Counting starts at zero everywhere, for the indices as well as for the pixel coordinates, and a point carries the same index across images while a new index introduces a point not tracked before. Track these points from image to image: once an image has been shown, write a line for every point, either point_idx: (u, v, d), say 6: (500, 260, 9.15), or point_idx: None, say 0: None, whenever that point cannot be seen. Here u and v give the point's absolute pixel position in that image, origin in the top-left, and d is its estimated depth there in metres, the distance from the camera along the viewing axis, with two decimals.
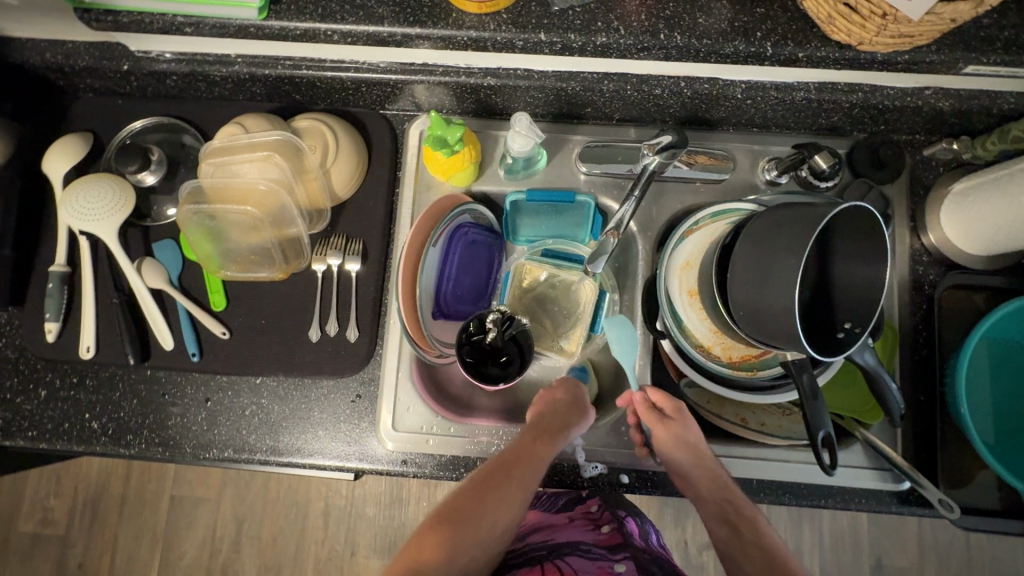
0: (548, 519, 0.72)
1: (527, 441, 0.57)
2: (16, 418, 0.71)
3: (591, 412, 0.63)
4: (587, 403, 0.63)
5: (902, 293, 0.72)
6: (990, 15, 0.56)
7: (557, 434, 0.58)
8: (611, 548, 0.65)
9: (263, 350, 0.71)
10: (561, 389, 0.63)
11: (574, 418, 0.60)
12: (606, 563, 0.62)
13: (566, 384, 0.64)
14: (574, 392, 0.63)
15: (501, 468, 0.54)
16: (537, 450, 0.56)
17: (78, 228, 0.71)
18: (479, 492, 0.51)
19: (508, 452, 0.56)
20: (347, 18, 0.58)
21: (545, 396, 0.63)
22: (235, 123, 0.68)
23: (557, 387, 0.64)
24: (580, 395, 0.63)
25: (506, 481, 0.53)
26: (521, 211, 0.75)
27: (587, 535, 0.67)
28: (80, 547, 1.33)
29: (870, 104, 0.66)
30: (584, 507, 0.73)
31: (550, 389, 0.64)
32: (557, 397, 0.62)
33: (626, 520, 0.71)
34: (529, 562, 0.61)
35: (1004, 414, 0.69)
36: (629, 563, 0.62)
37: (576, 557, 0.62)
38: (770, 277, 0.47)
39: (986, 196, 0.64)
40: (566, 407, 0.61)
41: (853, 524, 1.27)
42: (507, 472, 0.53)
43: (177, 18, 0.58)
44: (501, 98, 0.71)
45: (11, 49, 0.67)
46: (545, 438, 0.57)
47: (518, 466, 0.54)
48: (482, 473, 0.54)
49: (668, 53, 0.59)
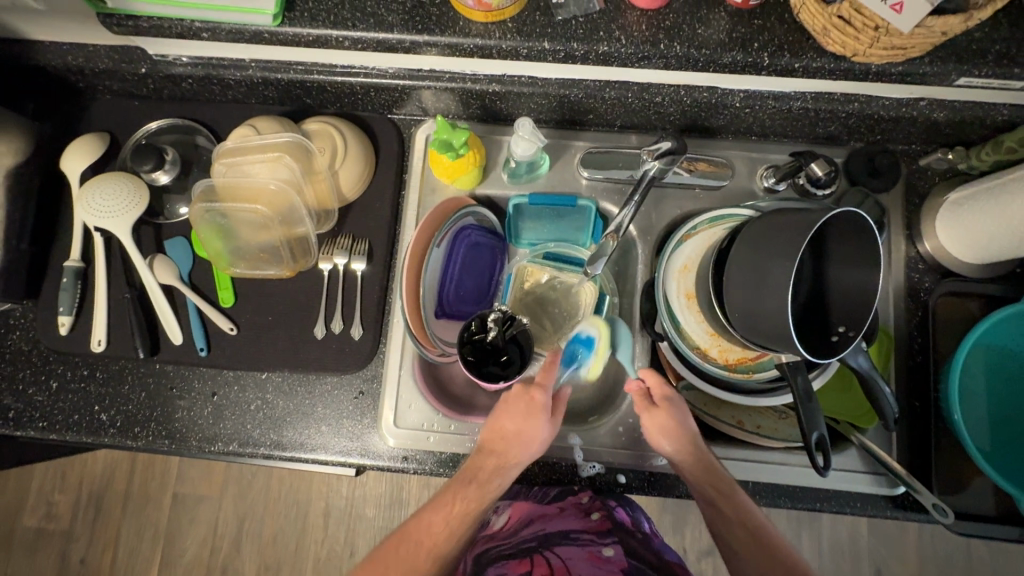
0: (537, 509, 0.68)
1: (468, 483, 0.58)
2: (28, 409, 0.73)
3: (549, 427, 0.59)
4: (541, 422, 0.59)
5: (898, 300, 0.73)
6: (982, 29, 0.58)
7: (501, 470, 0.58)
8: (600, 534, 0.65)
9: (270, 346, 0.73)
10: (514, 405, 0.60)
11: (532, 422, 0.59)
12: (595, 549, 0.63)
13: (520, 398, 0.60)
14: (526, 410, 0.59)
15: (433, 522, 0.56)
16: (475, 495, 0.57)
17: (94, 225, 0.73)
18: (407, 552, 0.55)
19: (446, 496, 0.57)
20: (359, 25, 0.60)
21: (499, 412, 0.60)
22: (249, 125, 0.71)
23: (512, 399, 0.61)
24: (533, 413, 0.59)
25: (436, 536, 0.55)
26: (524, 214, 0.77)
27: (578, 522, 0.66)
28: (83, 543, 1.34)
29: (866, 114, 0.67)
30: (574, 496, 0.69)
31: (506, 400, 0.61)
32: (508, 418, 0.59)
33: (617, 510, 0.68)
34: (520, 555, 0.63)
35: (1000, 420, 0.70)
36: (617, 548, 0.64)
37: (565, 547, 0.63)
38: (766, 279, 0.49)
39: (980, 205, 0.65)
40: (515, 434, 0.59)
41: (852, 533, 1.27)
42: (436, 527, 0.56)
43: (194, 23, 0.61)
44: (506, 104, 0.73)
45: (34, 52, 0.70)
46: (485, 480, 0.57)
47: (450, 519, 0.56)
48: (417, 522, 0.57)
49: (668, 62, 0.61)
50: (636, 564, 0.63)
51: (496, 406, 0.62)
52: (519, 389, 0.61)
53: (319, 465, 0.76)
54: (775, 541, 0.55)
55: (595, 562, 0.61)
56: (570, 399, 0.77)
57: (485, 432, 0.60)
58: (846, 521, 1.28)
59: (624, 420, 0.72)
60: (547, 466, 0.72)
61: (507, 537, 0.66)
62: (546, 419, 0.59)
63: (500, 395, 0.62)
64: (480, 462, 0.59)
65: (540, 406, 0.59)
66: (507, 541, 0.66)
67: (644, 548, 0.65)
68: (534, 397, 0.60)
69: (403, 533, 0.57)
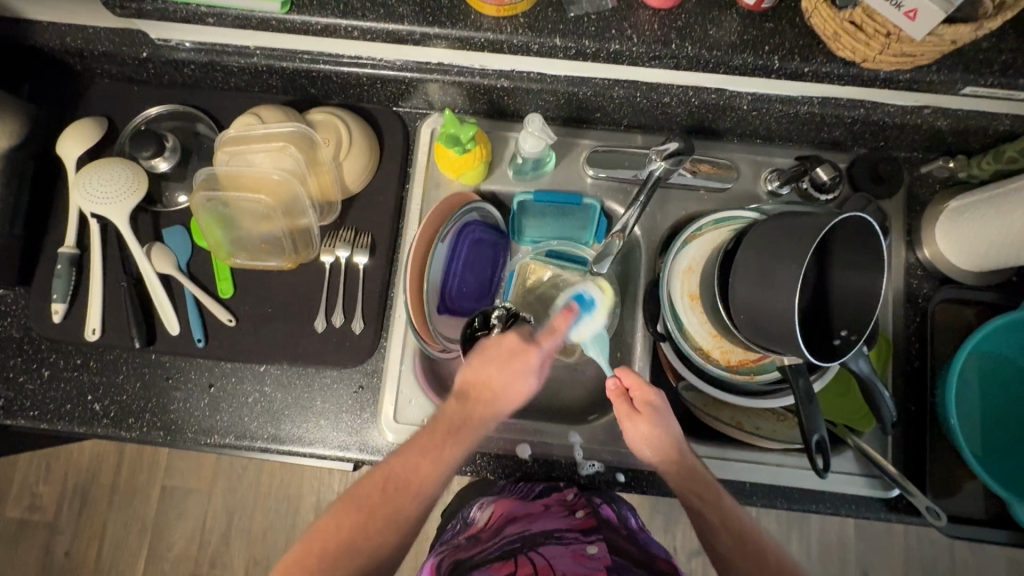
0: (522, 507, 0.68)
1: (454, 429, 0.57)
2: (18, 397, 0.71)
3: (535, 384, 0.59)
4: (530, 380, 0.58)
5: (898, 305, 0.74)
6: (989, 39, 0.58)
7: (483, 419, 0.58)
8: (585, 531, 0.64)
9: (269, 338, 0.72)
10: (507, 358, 0.58)
11: (509, 377, 0.58)
12: (579, 548, 0.62)
13: (516, 353, 0.58)
14: (520, 365, 0.58)
15: (420, 464, 0.55)
16: (458, 441, 0.56)
17: (89, 211, 0.71)
18: (394, 493, 0.54)
19: (430, 438, 0.56)
20: (368, 15, 0.59)
21: (488, 359, 0.58)
22: (252, 113, 0.70)
23: (505, 350, 0.59)
24: (524, 369, 0.58)
25: (422, 477, 0.55)
26: (527, 211, 0.76)
27: (563, 520, 0.65)
28: (68, 535, 1.32)
29: (871, 120, 0.68)
30: (559, 494, 0.69)
31: (499, 348, 0.59)
32: (498, 368, 0.58)
33: (602, 507, 0.68)
34: (504, 556, 0.61)
35: (993, 427, 0.71)
36: (601, 545, 0.62)
37: (550, 546, 0.62)
38: (772, 279, 0.49)
39: (979, 213, 0.66)
40: (502, 387, 0.58)
41: (841, 535, 1.29)
42: (424, 469, 0.55)
43: (200, 8, 0.59)
44: (513, 100, 0.72)
45: (32, 32, 0.69)
46: (468, 428, 0.57)
47: (435, 462, 0.55)
48: (403, 462, 0.55)
49: (679, 63, 0.61)
50: (620, 560, 0.62)
51: (483, 351, 0.59)
52: (517, 344, 0.59)
53: (315, 459, 0.75)
54: (764, 548, 0.55)
55: (579, 560, 0.60)
56: (570, 397, 0.77)
57: (470, 377, 0.58)
58: (835, 523, 1.29)
59: None
60: (548, 463, 0.72)
61: (493, 538, 0.65)
62: (534, 376, 0.59)
63: (480, 348, 0.60)
64: (462, 410, 0.58)
65: (533, 363, 0.58)
66: (492, 543, 0.64)
67: (629, 545, 0.65)
68: (530, 354, 0.58)
69: (389, 471, 0.55)
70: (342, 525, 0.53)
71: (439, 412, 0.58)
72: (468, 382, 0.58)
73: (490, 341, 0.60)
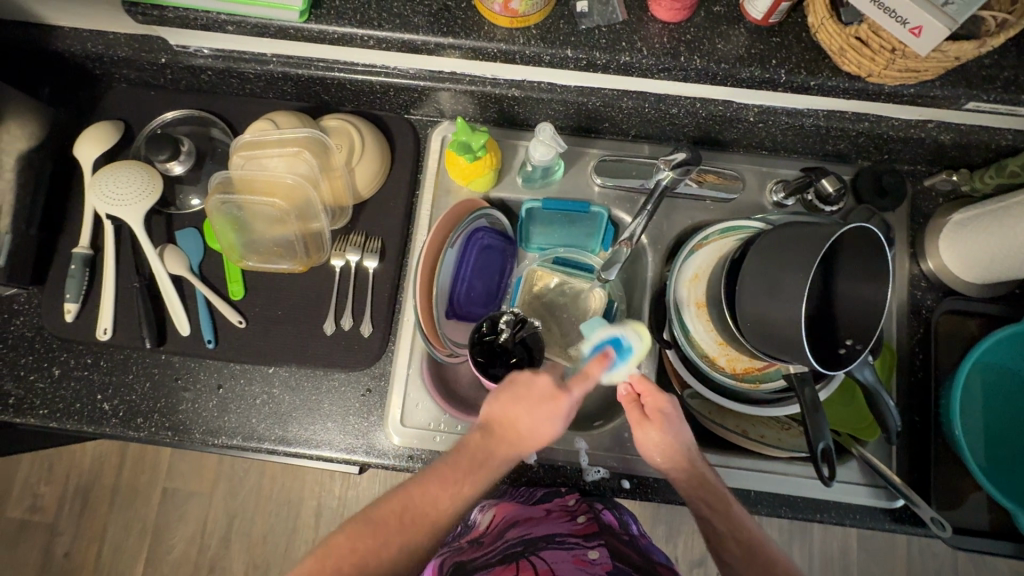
0: (524, 511, 0.68)
1: (476, 466, 0.56)
2: (29, 396, 0.72)
3: (563, 428, 0.57)
4: (559, 425, 0.57)
5: (901, 316, 0.74)
6: (991, 56, 0.59)
7: (505, 456, 0.57)
8: (586, 536, 0.64)
9: (278, 340, 0.73)
10: (538, 403, 0.56)
11: (538, 422, 0.56)
12: (580, 553, 0.61)
13: (547, 398, 0.56)
14: (549, 410, 0.56)
15: (441, 496, 0.54)
16: (480, 477, 0.56)
17: (105, 212, 0.72)
18: (413, 521, 0.54)
19: (454, 473, 0.55)
20: (384, 25, 0.61)
21: (519, 400, 0.56)
22: (267, 119, 0.71)
23: (535, 395, 0.56)
24: (553, 416, 0.56)
25: (443, 510, 0.54)
26: (535, 219, 0.77)
27: (564, 526, 0.65)
28: (67, 537, 1.32)
29: (876, 134, 0.69)
30: (561, 499, 0.70)
31: (528, 390, 0.57)
32: (526, 410, 0.56)
33: (603, 512, 0.68)
34: (505, 561, 0.60)
35: (997, 439, 0.71)
36: (603, 550, 0.61)
37: (551, 550, 0.61)
38: (778, 287, 0.50)
39: (981, 226, 0.67)
40: (530, 430, 0.56)
41: (843, 547, 1.28)
42: (444, 501, 0.55)
43: (219, 16, 0.61)
44: (524, 109, 0.74)
45: (54, 37, 0.70)
46: (490, 465, 0.56)
47: (455, 496, 0.55)
48: (424, 492, 0.55)
49: (687, 75, 0.62)
50: (621, 566, 0.60)
51: (512, 388, 0.57)
52: (550, 389, 0.56)
53: (321, 462, 0.76)
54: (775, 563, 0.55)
55: (580, 565, 0.59)
56: (576, 403, 0.78)
57: (498, 414, 0.57)
58: (837, 533, 1.29)
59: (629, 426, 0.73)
60: (553, 469, 0.73)
61: (494, 543, 0.64)
62: (563, 422, 0.57)
63: (507, 385, 0.58)
64: (486, 445, 0.57)
65: (564, 410, 0.56)
66: (493, 548, 0.63)
67: (630, 550, 0.64)
68: (562, 401, 0.56)
69: (408, 497, 0.55)
70: (354, 545, 0.52)
71: (462, 441, 0.58)
72: (495, 418, 0.57)
73: (517, 374, 0.58)
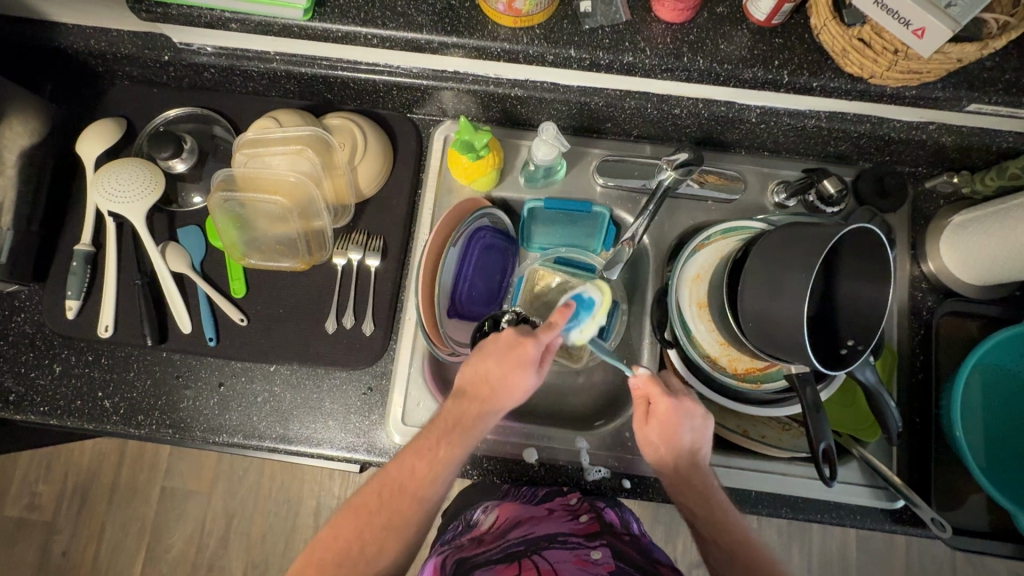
0: (526, 511, 0.68)
1: (450, 428, 0.56)
2: (29, 393, 0.72)
3: (535, 379, 0.57)
4: (529, 373, 0.56)
5: (902, 318, 0.74)
6: (993, 58, 0.60)
7: (480, 417, 0.57)
8: (588, 536, 0.64)
9: (280, 339, 0.73)
10: (505, 353, 0.56)
11: (505, 375, 0.56)
12: (583, 553, 0.61)
13: (512, 346, 0.56)
14: (517, 361, 0.56)
15: (416, 465, 0.55)
16: (454, 442, 0.56)
17: (107, 209, 0.72)
18: (391, 497, 0.54)
19: (429, 441, 0.56)
20: (388, 24, 0.61)
21: (486, 355, 0.57)
22: (270, 117, 0.71)
23: (502, 346, 0.57)
24: (521, 363, 0.56)
25: (419, 479, 0.55)
26: (537, 218, 0.77)
27: (567, 524, 0.65)
28: (65, 536, 1.31)
29: (877, 135, 0.69)
30: (563, 498, 0.70)
31: (495, 345, 0.57)
32: (495, 364, 0.56)
33: (605, 511, 0.68)
34: (507, 559, 0.60)
35: (997, 440, 0.72)
36: (605, 550, 0.62)
37: (553, 550, 0.61)
38: (782, 288, 0.49)
39: (982, 228, 0.67)
40: (500, 382, 0.56)
41: (842, 549, 1.28)
42: (420, 472, 0.55)
43: (223, 14, 0.61)
44: (526, 109, 0.74)
45: (57, 34, 0.70)
46: (465, 428, 0.56)
47: (432, 463, 0.55)
48: (400, 467, 0.56)
49: (690, 75, 0.62)
50: (623, 566, 0.60)
51: (482, 347, 0.58)
52: (514, 338, 0.57)
53: (322, 460, 0.76)
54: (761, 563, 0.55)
55: (583, 565, 0.59)
56: (576, 403, 0.78)
57: (468, 375, 0.57)
58: (836, 535, 1.29)
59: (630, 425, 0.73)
60: (553, 468, 0.73)
61: (496, 540, 0.64)
62: (534, 371, 0.56)
63: (478, 345, 0.59)
64: (460, 409, 0.57)
65: (530, 358, 0.56)
66: (495, 546, 0.63)
67: (632, 551, 0.64)
68: (527, 347, 0.56)
69: (387, 476, 0.56)
70: (340, 532, 0.54)
71: (441, 410, 0.58)
72: (466, 381, 0.57)
73: (488, 339, 0.59)
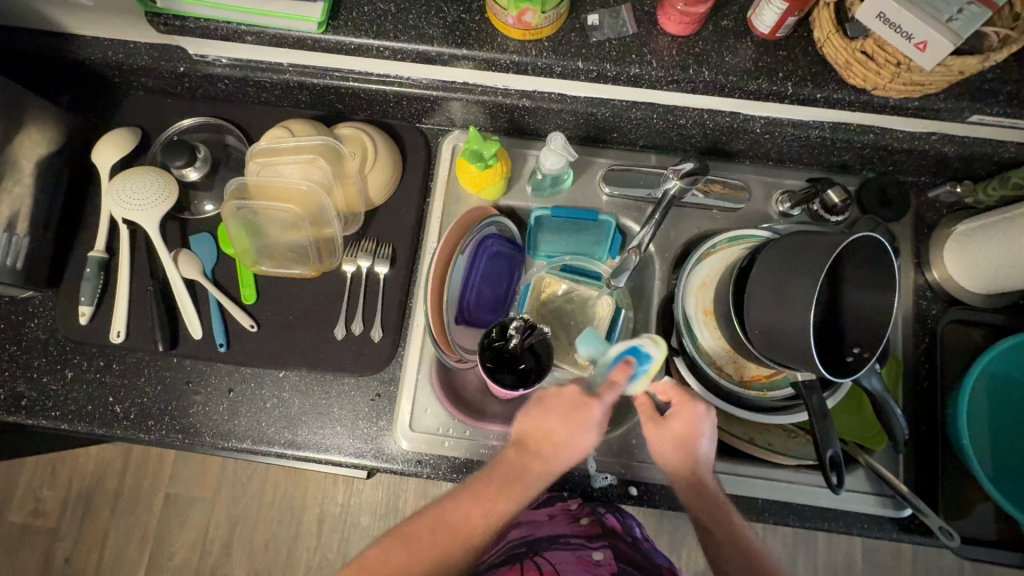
0: (527, 516, 0.70)
1: (510, 480, 0.55)
2: (41, 397, 0.72)
3: (597, 439, 0.56)
4: (592, 435, 0.56)
5: (907, 326, 0.75)
6: (994, 70, 0.61)
7: (541, 474, 0.56)
8: (589, 537, 0.65)
9: (289, 344, 0.73)
10: (568, 412, 0.55)
11: (570, 434, 0.55)
12: (585, 553, 0.63)
13: (577, 406, 0.55)
14: (581, 420, 0.55)
15: (473, 511, 0.54)
16: (513, 496, 0.55)
17: (121, 217, 0.74)
18: (444, 538, 0.53)
19: (487, 489, 0.55)
20: (400, 36, 0.62)
21: (551, 411, 0.56)
22: (282, 126, 0.72)
23: (566, 404, 0.56)
24: (586, 424, 0.55)
25: (474, 526, 0.54)
26: (544, 226, 0.78)
27: (567, 527, 0.66)
28: (69, 542, 1.31)
29: (881, 145, 0.70)
30: (563, 503, 0.70)
31: (559, 401, 0.56)
32: (560, 420, 0.56)
33: (605, 516, 0.68)
34: (511, 561, 0.63)
35: (1001, 447, 0.72)
36: (606, 551, 0.64)
37: (555, 551, 0.63)
38: (787, 295, 0.50)
39: (986, 238, 0.68)
40: (564, 442, 0.55)
41: (848, 560, 1.27)
42: (477, 518, 0.54)
43: (240, 27, 0.62)
44: (534, 119, 0.75)
45: (76, 46, 0.72)
46: (524, 482, 0.55)
47: (488, 513, 0.54)
48: (456, 508, 0.54)
49: (696, 87, 0.63)
50: (625, 567, 0.63)
51: (544, 401, 0.57)
52: (578, 395, 0.56)
53: (329, 466, 0.76)
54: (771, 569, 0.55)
55: (585, 566, 0.61)
56: None
57: (531, 428, 0.57)
58: (842, 545, 1.28)
59: (636, 432, 0.73)
60: (560, 475, 0.71)
61: (498, 545, 0.67)
62: (597, 431, 0.56)
63: (539, 397, 0.58)
64: (520, 462, 0.56)
65: (595, 418, 0.55)
66: (498, 550, 0.67)
67: (634, 552, 0.66)
68: (593, 409, 0.55)
69: (440, 513, 0.54)
70: (387, 560, 0.53)
71: (497, 460, 0.57)
72: (527, 433, 0.57)
73: (548, 392, 0.58)
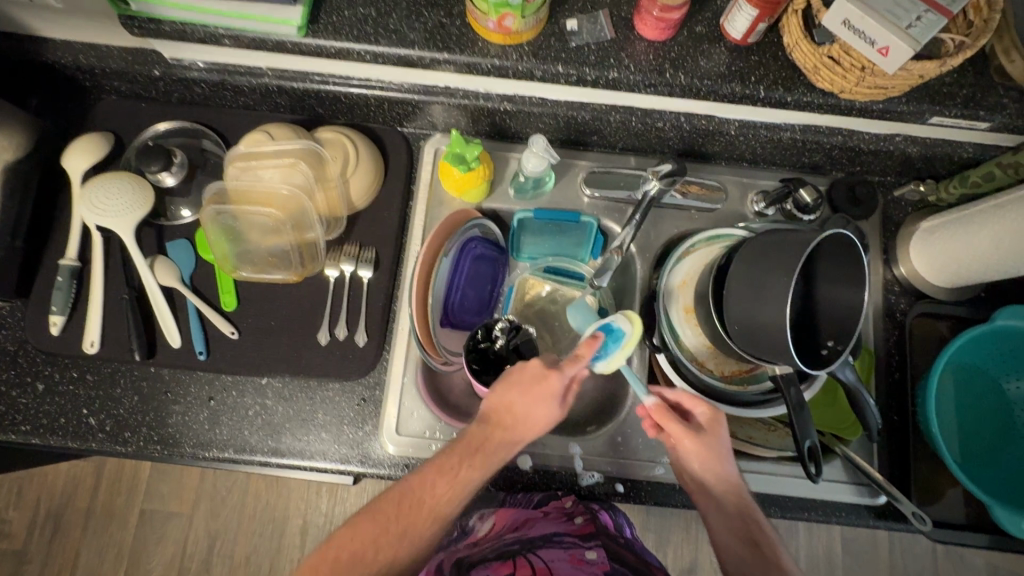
0: (522, 514, 0.69)
1: (472, 451, 0.57)
2: (10, 412, 0.70)
3: (558, 411, 0.59)
4: (553, 407, 0.58)
5: (878, 320, 0.78)
6: (951, 74, 0.64)
7: (502, 445, 0.58)
8: (583, 536, 0.65)
9: (272, 350, 0.72)
10: (531, 384, 0.58)
11: (532, 406, 0.58)
12: (578, 552, 0.62)
13: (540, 379, 0.58)
14: (544, 393, 0.58)
15: (437, 484, 0.55)
16: (474, 464, 0.56)
17: (94, 222, 0.72)
18: (409, 511, 0.55)
19: (451, 461, 0.56)
20: (381, 40, 0.63)
21: (515, 386, 0.58)
22: (262, 130, 0.71)
23: (529, 378, 0.58)
24: (547, 396, 0.58)
25: (438, 498, 0.55)
26: (526, 228, 0.79)
27: (562, 525, 0.66)
28: (37, 564, 1.26)
29: (849, 146, 0.73)
30: (558, 501, 0.70)
31: (524, 375, 0.59)
32: (522, 394, 0.58)
33: (600, 514, 0.70)
34: (503, 557, 0.61)
35: (967, 434, 0.75)
36: (600, 551, 0.63)
37: (548, 549, 0.62)
38: (763, 292, 0.51)
39: (948, 234, 0.71)
40: (525, 414, 0.58)
41: (828, 551, 1.30)
42: (440, 491, 0.55)
43: (217, 30, 0.62)
44: (515, 123, 0.76)
45: (44, 48, 0.70)
46: (485, 452, 0.57)
47: (451, 485, 0.55)
48: (421, 482, 0.56)
49: (673, 90, 0.65)
50: (618, 567, 0.62)
51: (509, 376, 0.59)
52: (541, 368, 0.59)
53: (314, 474, 0.75)
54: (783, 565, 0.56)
55: (577, 564, 0.60)
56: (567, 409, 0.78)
57: (494, 401, 0.59)
58: (822, 537, 1.31)
59: (622, 430, 0.74)
60: (548, 475, 0.73)
61: (490, 541, 0.66)
62: (558, 403, 0.58)
63: (507, 370, 0.60)
64: (481, 434, 0.58)
65: (556, 390, 0.58)
66: (489, 545, 0.65)
67: (627, 552, 0.65)
68: (553, 381, 0.58)
69: (407, 488, 0.56)
70: (354, 537, 0.54)
71: (463, 431, 0.59)
72: (492, 406, 0.58)
73: (515, 366, 0.60)
